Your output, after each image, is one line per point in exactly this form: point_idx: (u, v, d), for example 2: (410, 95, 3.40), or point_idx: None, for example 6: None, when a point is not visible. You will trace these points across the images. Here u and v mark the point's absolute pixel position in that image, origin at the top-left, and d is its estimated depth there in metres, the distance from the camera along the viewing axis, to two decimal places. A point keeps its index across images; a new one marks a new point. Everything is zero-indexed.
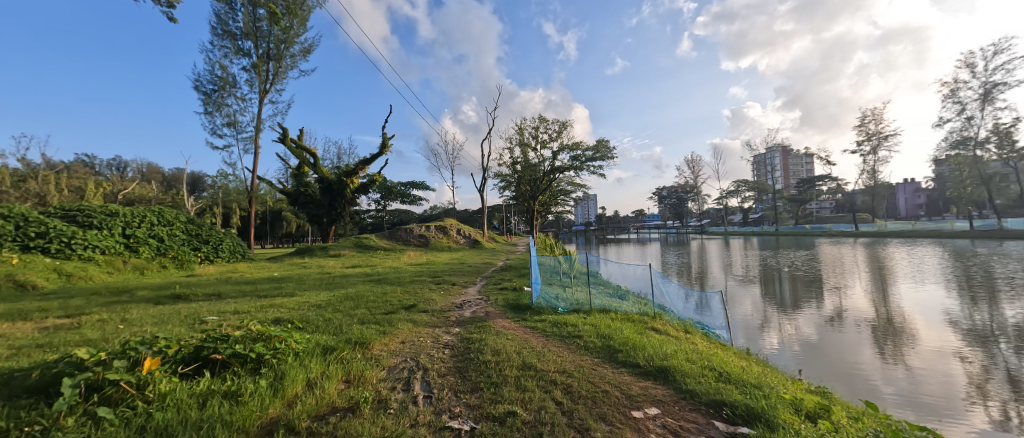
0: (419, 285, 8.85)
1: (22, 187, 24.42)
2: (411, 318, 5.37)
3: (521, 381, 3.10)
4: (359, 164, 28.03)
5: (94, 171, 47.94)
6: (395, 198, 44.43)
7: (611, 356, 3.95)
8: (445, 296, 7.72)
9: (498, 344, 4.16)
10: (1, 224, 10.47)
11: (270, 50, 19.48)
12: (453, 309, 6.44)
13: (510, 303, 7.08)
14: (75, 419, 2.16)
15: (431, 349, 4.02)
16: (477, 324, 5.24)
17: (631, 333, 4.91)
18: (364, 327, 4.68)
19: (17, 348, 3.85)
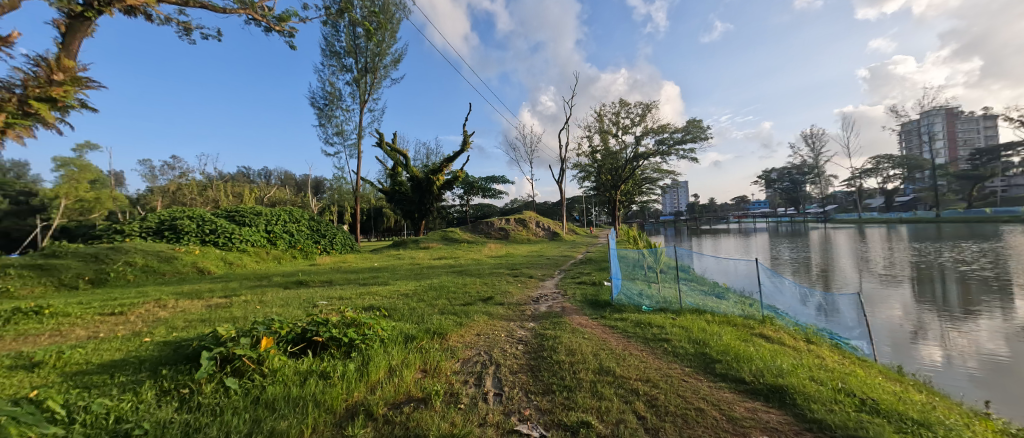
0: (498, 278, 9.02)
1: (203, 194, 31.40)
2: (487, 310, 5.48)
3: (597, 387, 2.91)
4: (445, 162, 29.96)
5: (247, 178, 59.44)
6: (479, 193, 46.50)
7: (706, 366, 3.51)
8: (523, 288, 7.78)
9: (573, 343, 4.00)
10: (188, 223, 13.55)
11: (368, 63, 21.67)
12: (529, 302, 6.43)
13: (589, 298, 6.84)
14: (211, 386, 2.67)
15: (505, 343, 4.03)
16: (553, 320, 5.13)
17: (732, 340, 4.32)
18: (444, 318, 4.91)
19: (190, 321, 4.97)
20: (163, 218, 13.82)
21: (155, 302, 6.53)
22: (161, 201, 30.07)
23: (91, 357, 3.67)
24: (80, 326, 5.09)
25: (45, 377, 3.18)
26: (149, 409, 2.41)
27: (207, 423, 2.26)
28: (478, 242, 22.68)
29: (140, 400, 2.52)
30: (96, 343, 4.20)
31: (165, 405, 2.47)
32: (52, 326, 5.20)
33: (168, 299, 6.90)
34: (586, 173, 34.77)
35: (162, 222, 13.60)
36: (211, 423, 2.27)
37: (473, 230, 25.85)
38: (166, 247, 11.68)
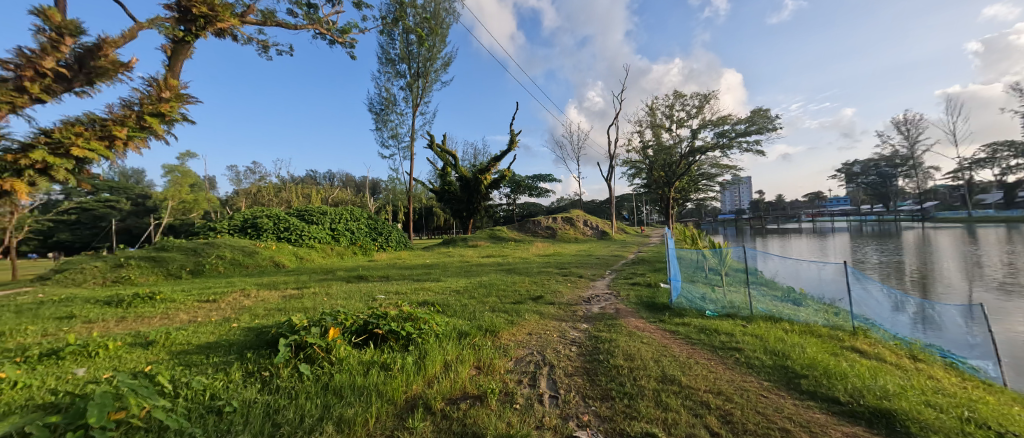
0: (547, 277, 9.01)
1: (277, 195, 34.62)
2: (537, 310, 5.48)
3: (662, 396, 2.80)
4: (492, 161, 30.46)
5: (314, 180, 64.71)
6: (525, 191, 46.69)
7: (789, 382, 3.23)
8: (573, 288, 7.68)
9: (630, 347, 3.87)
10: (265, 221, 15.03)
11: (420, 68, 22.53)
12: (581, 302, 6.34)
13: (645, 300, 6.60)
14: (287, 370, 2.93)
15: (558, 344, 4.00)
16: (607, 322, 5.00)
17: (819, 354, 3.93)
18: (495, 315, 4.99)
19: (270, 309, 5.50)
20: (245, 217, 15.44)
21: (240, 292, 7.34)
22: (243, 202, 33.68)
23: (193, 338, 4.21)
24: (183, 311, 5.83)
25: (158, 354, 3.69)
26: (237, 388, 2.70)
27: (285, 404, 2.48)
28: (525, 241, 22.80)
29: (230, 380, 2.83)
30: (196, 326, 4.79)
31: (250, 385, 2.76)
32: (162, 310, 6.04)
33: (251, 289, 7.69)
34: (637, 169, 33.62)
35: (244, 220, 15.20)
36: (287, 405, 2.48)
37: (520, 228, 26.00)
38: (248, 243, 13.03)
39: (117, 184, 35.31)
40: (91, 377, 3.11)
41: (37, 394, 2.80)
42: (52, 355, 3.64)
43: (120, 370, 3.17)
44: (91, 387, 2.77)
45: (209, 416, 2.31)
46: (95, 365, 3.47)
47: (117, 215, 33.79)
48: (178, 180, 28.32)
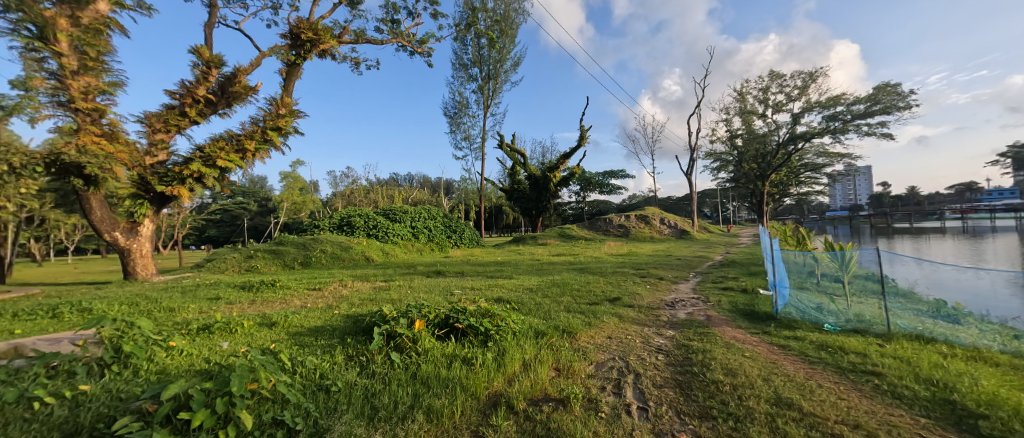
0: (623, 277, 8.71)
1: (366, 197, 38.34)
2: (615, 312, 5.31)
3: (776, 422, 2.49)
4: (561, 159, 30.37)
5: (396, 183, 70.51)
6: (596, 188, 45.58)
7: (959, 422, 2.66)
8: (653, 291, 7.30)
9: (730, 361, 3.55)
10: (359, 221, 16.83)
11: (490, 70, 23.22)
12: (663, 307, 6.00)
13: (741, 309, 6.02)
14: (380, 358, 3.23)
15: (643, 351, 3.81)
16: (697, 330, 4.65)
17: (1000, 387, 3.17)
18: (572, 316, 4.94)
19: (364, 299, 6.13)
20: (342, 216, 17.37)
21: (340, 282, 8.30)
22: (339, 202, 37.97)
23: (304, 321, 4.86)
24: (296, 298, 6.77)
25: (279, 333, 4.33)
26: (341, 370, 3.05)
27: (380, 389, 2.74)
28: (597, 240, 22.25)
29: (335, 362, 3.21)
30: (307, 311, 5.52)
31: (352, 369, 3.09)
32: (280, 295, 7.08)
33: (347, 280, 8.61)
34: (722, 162, 30.99)
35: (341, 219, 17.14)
36: (383, 390, 2.74)
37: (590, 227, 25.47)
38: (344, 239, 14.62)
39: (245, 189, 42.29)
40: (231, 349, 3.76)
41: (197, 360, 3.47)
42: (206, 328, 4.47)
43: (253, 346, 3.78)
44: (233, 358, 3.34)
45: (320, 394, 2.64)
46: (235, 340, 4.17)
47: (246, 215, 40.50)
48: (289, 184, 32.92)
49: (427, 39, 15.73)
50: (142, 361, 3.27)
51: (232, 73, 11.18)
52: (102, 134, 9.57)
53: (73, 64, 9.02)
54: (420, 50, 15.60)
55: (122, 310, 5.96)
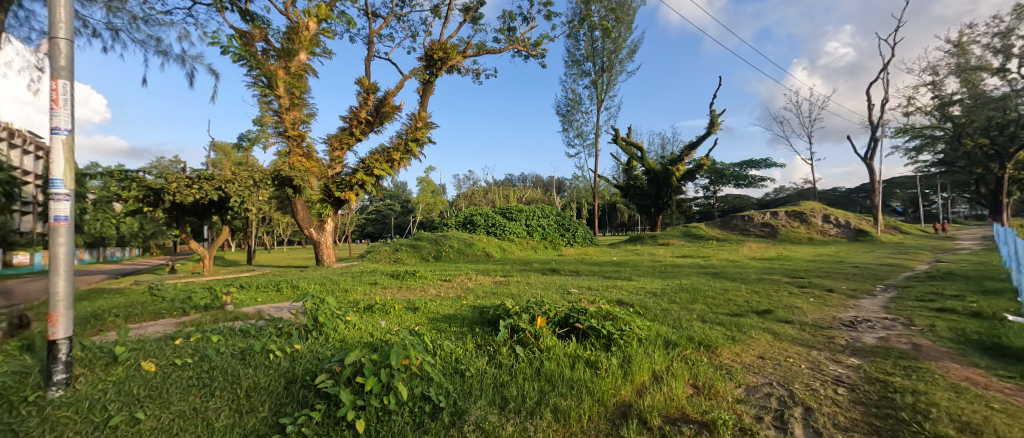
0: (769, 286, 7.46)
1: (485, 197, 41.26)
2: (765, 327, 4.54)
3: None
4: (685, 151, 27.82)
5: (511, 183, 74.22)
6: (730, 182, 40.31)
7: None
8: (817, 305, 6.00)
9: (968, 410, 2.53)
10: (479, 219, 18.24)
11: (605, 63, 22.60)
12: (837, 326, 4.84)
13: (969, 339, 4.43)
14: (506, 350, 3.44)
15: (814, 380, 3.04)
16: (898, 362, 3.56)
17: None
18: (709, 328, 4.43)
19: (487, 292, 6.60)
20: (465, 215, 19.03)
21: (466, 275, 9.10)
22: (462, 203, 41.76)
23: (440, 308, 5.45)
24: (431, 287, 7.64)
25: (421, 318, 4.96)
26: (472, 357, 3.32)
27: (507, 381, 2.89)
28: (731, 240, 19.57)
29: (467, 349, 3.52)
30: (442, 299, 6.17)
31: (483, 357, 3.35)
32: (419, 284, 8.07)
33: (472, 274, 9.34)
34: (928, 140, 24.51)
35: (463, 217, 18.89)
36: (510, 381, 2.88)
37: (723, 226, 22.76)
38: (467, 236, 16.06)
39: (391, 193, 49.96)
40: (387, 327, 4.45)
41: (365, 333, 4.21)
42: (369, 308, 5.40)
43: (402, 326, 4.41)
44: (390, 335, 3.94)
45: (457, 376, 2.92)
46: (389, 320, 4.91)
47: (391, 214, 47.80)
48: (423, 187, 37.62)
49: (541, 40, 16.09)
50: (330, 330, 4.13)
51: (383, 96, 13.27)
52: (302, 154, 12.65)
53: (286, 103, 11.95)
54: (534, 53, 16.05)
55: (313, 289, 7.62)
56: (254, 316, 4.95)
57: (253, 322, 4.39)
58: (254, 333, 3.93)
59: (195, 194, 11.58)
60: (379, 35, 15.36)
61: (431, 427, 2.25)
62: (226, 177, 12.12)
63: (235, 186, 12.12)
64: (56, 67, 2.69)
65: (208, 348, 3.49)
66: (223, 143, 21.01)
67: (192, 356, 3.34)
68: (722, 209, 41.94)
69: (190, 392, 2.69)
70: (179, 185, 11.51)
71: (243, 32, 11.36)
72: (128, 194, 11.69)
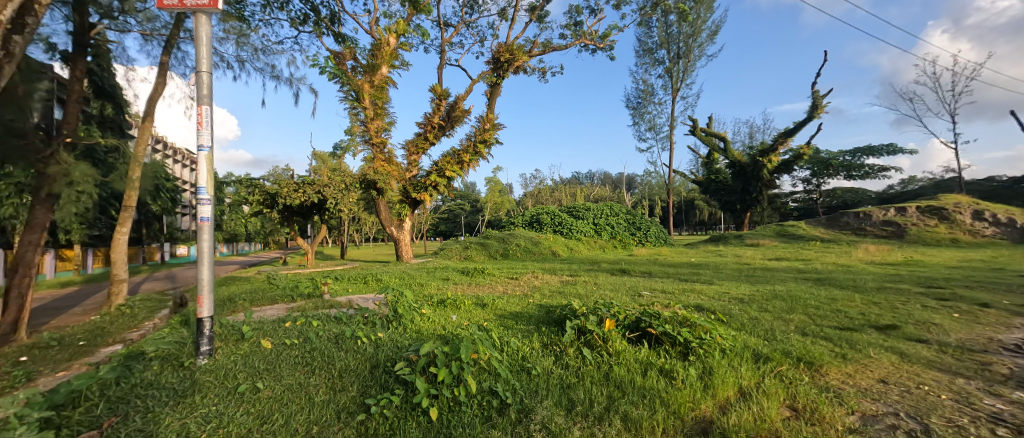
0: (890, 296, 6.32)
1: (552, 195, 41.22)
2: (888, 345, 3.83)
3: None
4: (779, 139, 25.07)
5: (578, 181, 73.06)
6: (839, 173, 34.73)
7: None
8: (961, 322, 4.91)
9: None
10: (546, 218, 18.15)
11: (681, 48, 21.38)
12: (993, 349, 3.87)
13: None
14: (573, 351, 3.37)
15: (960, 416, 2.43)
16: None
17: None
18: (811, 342, 3.87)
19: (554, 291, 6.54)
20: (532, 214, 19.11)
21: (533, 274, 9.14)
22: (529, 202, 42.15)
23: (507, 306, 5.52)
24: (499, 284, 7.80)
25: (489, 314, 5.07)
26: (538, 356, 3.29)
27: (574, 383, 2.81)
28: (837, 241, 17.02)
29: (533, 347, 3.50)
30: (510, 297, 6.24)
31: (549, 356, 3.32)
32: (488, 281, 8.30)
33: (538, 272, 9.35)
34: None
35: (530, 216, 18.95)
36: (576, 384, 2.80)
37: (827, 225, 20.27)
38: (534, 235, 16.16)
39: (461, 193, 52.30)
40: (457, 322, 4.62)
41: (438, 325, 4.42)
42: (442, 303, 5.67)
43: (472, 321, 4.55)
44: (460, 329, 4.09)
45: (523, 374, 2.91)
46: (459, 314, 5.10)
47: (462, 213, 50.02)
48: (491, 187, 38.74)
49: (610, 32, 15.54)
50: (408, 322, 4.41)
51: (454, 101, 13.86)
52: (384, 160, 13.73)
53: (371, 113, 13.06)
54: (602, 45, 15.55)
55: (393, 282, 8.26)
56: (345, 305, 5.50)
57: (345, 311, 4.86)
58: (345, 321, 4.35)
59: (301, 198, 13.44)
60: (450, 43, 16.11)
61: (498, 422, 2.25)
62: (323, 182, 13.70)
63: (331, 190, 13.66)
64: (202, 95, 3.20)
65: (310, 331, 3.93)
66: (320, 151, 23.76)
67: (297, 337, 3.78)
68: (828, 205, 36.37)
69: (297, 368, 3.05)
70: (290, 190, 13.43)
71: (336, 52, 12.66)
72: (252, 197, 13.86)
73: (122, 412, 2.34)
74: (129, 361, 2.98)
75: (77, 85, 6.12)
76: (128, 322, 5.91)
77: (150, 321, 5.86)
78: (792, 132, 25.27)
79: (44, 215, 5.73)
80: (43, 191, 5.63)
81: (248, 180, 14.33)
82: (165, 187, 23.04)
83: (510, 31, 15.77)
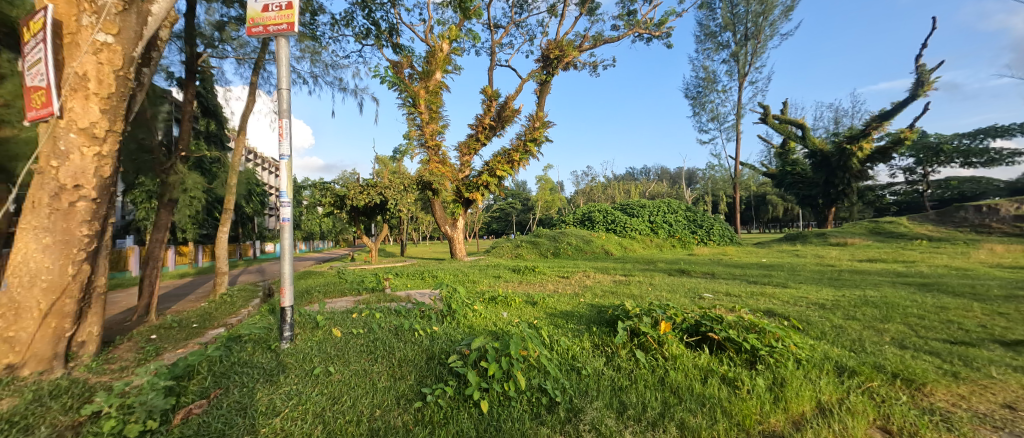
0: (1019, 307, 5.34)
1: (606, 192, 40.22)
2: (1013, 364, 3.26)
3: None
4: (873, 123, 22.29)
5: (632, 177, 70.48)
6: (954, 160, 29.25)
7: None
8: None
9: None
10: (599, 217, 17.76)
11: (749, 29, 19.97)
12: None
13: None
14: (626, 352, 3.29)
15: None
16: None
17: None
18: (910, 357, 3.41)
19: (608, 291, 6.38)
20: (584, 212, 18.77)
21: (585, 272, 9.00)
22: (581, 199, 41.55)
23: (557, 305, 5.49)
24: (551, 282, 7.79)
25: (539, 312, 5.09)
26: (589, 356, 3.25)
27: (626, 386, 2.74)
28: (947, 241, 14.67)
29: (584, 347, 3.46)
30: (560, 296, 6.18)
31: (601, 357, 3.27)
32: (540, 279, 8.34)
33: (590, 271, 9.19)
34: None
35: (583, 215, 18.62)
36: (629, 387, 2.72)
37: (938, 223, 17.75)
38: (586, 233, 15.90)
39: (513, 191, 52.81)
40: (508, 319, 4.69)
41: (489, 322, 4.53)
42: (494, 300, 5.78)
43: (522, 319, 4.61)
44: (513, 326, 4.16)
45: (573, 374, 2.89)
46: (511, 312, 5.16)
47: (514, 211, 50.55)
48: (542, 185, 38.72)
49: (666, 18, 14.83)
50: (461, 317, 4.56)
51: (504, 101, 14.04)
52: (438, 161, 14.26)
53: (426, 117, 13.64)
54: (658, 33, 14.88)
55: (447, 279, 8.61)
56: (405, 299, 5.84)
57: (405, 305, 5.16)
58: (404, 314, 4.62)
59: (365, 199, 14.41)
60: (500, 44, 16.37)
61: (547, 420, 2.26)
62: (384, 184, 14.64)
63: (391, 192, 14.55)
64: (283, 109, 3.58)
65: (373, 323, 4.24)
66: (382, 155, 25.36)
67: (362, 328, 4.09)
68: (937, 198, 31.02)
69: (363, 356, 3.30)
70: (356, 192, 14.54)
71: (394, 62, 13.41)
72: (324, 200, 15.20)
73: (224, 385, 2.69)
74: (230, 342, 3.44)
75: (189, 106, 7.07)
76: (228, 308, 6.77)
77: (246, 308, 6.65)
78: (889, 114, 22.34)
79: (167, 217, 6.71)
80: (165, 196, 6.59)
81: (321, 183, 15.71)
82: (255, 191, 26.08)
83: (560, 26, 15.63)
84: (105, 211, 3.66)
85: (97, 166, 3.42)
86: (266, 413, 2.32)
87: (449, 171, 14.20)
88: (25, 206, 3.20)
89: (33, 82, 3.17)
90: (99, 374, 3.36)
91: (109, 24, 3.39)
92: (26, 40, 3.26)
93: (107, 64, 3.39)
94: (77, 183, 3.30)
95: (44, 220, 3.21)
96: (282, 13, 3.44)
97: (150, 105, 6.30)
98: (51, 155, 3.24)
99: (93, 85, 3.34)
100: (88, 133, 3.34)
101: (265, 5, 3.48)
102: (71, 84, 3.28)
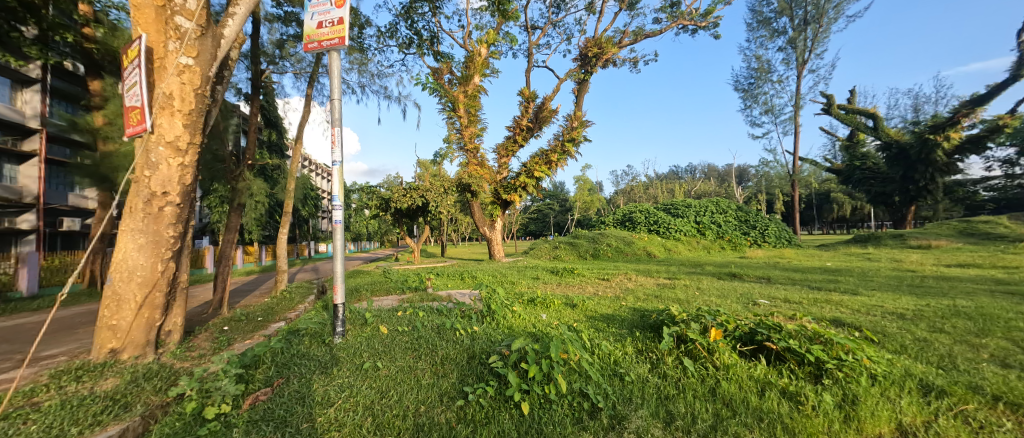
0: None
1: (648, 192, 38.85)
2: None
3: None
4: (962, 111, 19.81)
5: (676, 176, 67.64)
6: None
7: None
8: None
9: None
10: (641, 217, 17.23)
11: (809, 13, 18.57)
12: None
13: None
14: (673, 360, 3.17)
15: None
16: None
17: None
18: (1015, 377, 2.99)
19: (652, 295, 6.16)
20: (626, 213, 18.28)
21: (626, 275, 8.74)
22: (622, 200, 40.48)
23: (598, 307, 5.39)
24: (591, 284, 7.67)
25: (580, 314, 5.03)
26: (632, 362, 3.17)
27: (674, 395, 2.64)
28: None
29: (627, 352, 3.38)
30: (601, 299, 6.04)
31: (645, 363, 3.18)
32: (579, 281, 8.23)
33: (630, 273, 8.94)
34: None
35: (624, 216, 18.17)
36: (677, 396, 2.62)
37: None
38: (628, 234, 15.48)
39: (550, 193, 52.85)
40: (547, 321, 4.67)
41: (528, 323, 4.54)
42: (532, 301, 5.79)
43: (562, 321, 4.57)
44: (553, 328, 4.15)
45: (616, 380, 2.83)
46: (550, 313, 5.14)
47: (551, 213, 50.34)
48: (581, 186, 38.16)
49: (713, 8, 14.13)
50: (501, 318, 4.62)
51: (542, 102, 14.02)
52: (477, 163, 14.45)
53: (465, 121, 13.94)
54: (704, 24, 14.22)
55: (486, 280, 8.74)
56: (445, 299, 6.04)
57: (446, 305, 5.30)
58: (446, 313, 4.75)
59: (409, 201, 14.95)
60: (538, 45, 16.33)
61: (590, 425, 2.23)
62: (427, 187, 15.14)
63: (432, 194, 15.05)
64: (335, 118, 3.81)
65: (417, 321, 4.40)
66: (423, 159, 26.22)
67: (407, 325, 4.26)
68: None
69: (408, 353, 3.44)
70: (399, 195, 15.09)
71: (435, 68, 13.82)
72: (371, 203, 15.96)
73: (286, 375, 2.91)
74: (290, 336, 3.74)
75: (254, 117, 7.71)
76: (288, 304, 7.30)
77: (302, 304, 7.13)
78: (984, 98, 19.78)
79: (236, 220, 7.35)
80: (235, 201, 7.23)
81: (368, 187, 16.48)
82: (310, 195, 27.94)
83: (599, 24, 15.33)
84: (187, 214, 4.07)
85: (181, 174, 3.80)
86: (321, 403, 2.48)
87: (487, 172, 14.36)
88: (124, 210, 3.65)
89: (130, 103, 3.60)
90: (181, 361, 3.74)
91: (189, 48, 3.79)
92: (124, 65, 3.73)
93: (189, 84, 3.78)
94: (164, 190, 3.70)
95: (139, 223, 3.64)
96: (335, 29, 3.65)
97: (222, 118, 6.95)
98: (144, 166, 3.67)
99: (177, 102, 3.75)
100: (174, 145, 3.75)
101: (320, 22, 3.73)
102: (160, 103, 3.70)
